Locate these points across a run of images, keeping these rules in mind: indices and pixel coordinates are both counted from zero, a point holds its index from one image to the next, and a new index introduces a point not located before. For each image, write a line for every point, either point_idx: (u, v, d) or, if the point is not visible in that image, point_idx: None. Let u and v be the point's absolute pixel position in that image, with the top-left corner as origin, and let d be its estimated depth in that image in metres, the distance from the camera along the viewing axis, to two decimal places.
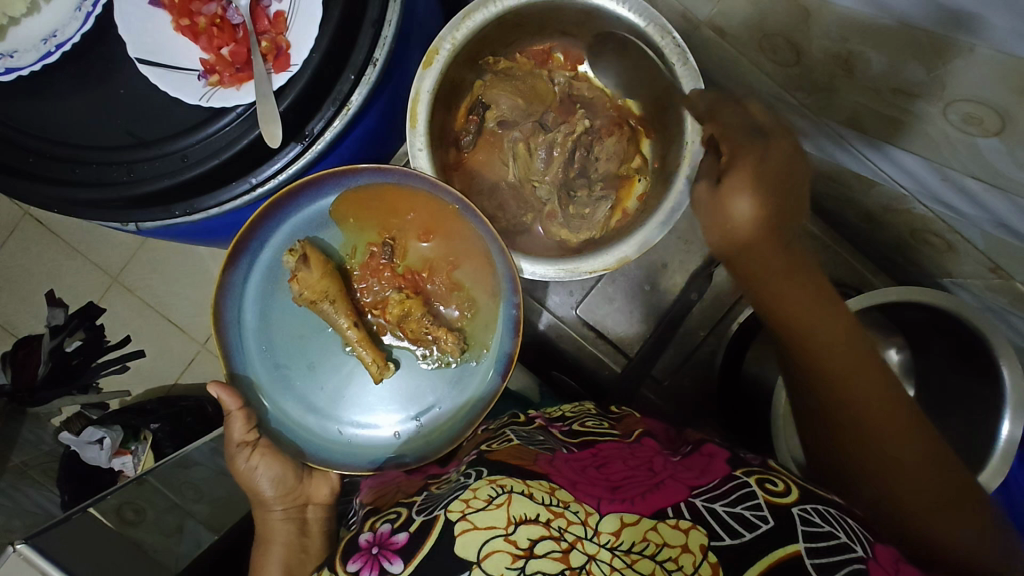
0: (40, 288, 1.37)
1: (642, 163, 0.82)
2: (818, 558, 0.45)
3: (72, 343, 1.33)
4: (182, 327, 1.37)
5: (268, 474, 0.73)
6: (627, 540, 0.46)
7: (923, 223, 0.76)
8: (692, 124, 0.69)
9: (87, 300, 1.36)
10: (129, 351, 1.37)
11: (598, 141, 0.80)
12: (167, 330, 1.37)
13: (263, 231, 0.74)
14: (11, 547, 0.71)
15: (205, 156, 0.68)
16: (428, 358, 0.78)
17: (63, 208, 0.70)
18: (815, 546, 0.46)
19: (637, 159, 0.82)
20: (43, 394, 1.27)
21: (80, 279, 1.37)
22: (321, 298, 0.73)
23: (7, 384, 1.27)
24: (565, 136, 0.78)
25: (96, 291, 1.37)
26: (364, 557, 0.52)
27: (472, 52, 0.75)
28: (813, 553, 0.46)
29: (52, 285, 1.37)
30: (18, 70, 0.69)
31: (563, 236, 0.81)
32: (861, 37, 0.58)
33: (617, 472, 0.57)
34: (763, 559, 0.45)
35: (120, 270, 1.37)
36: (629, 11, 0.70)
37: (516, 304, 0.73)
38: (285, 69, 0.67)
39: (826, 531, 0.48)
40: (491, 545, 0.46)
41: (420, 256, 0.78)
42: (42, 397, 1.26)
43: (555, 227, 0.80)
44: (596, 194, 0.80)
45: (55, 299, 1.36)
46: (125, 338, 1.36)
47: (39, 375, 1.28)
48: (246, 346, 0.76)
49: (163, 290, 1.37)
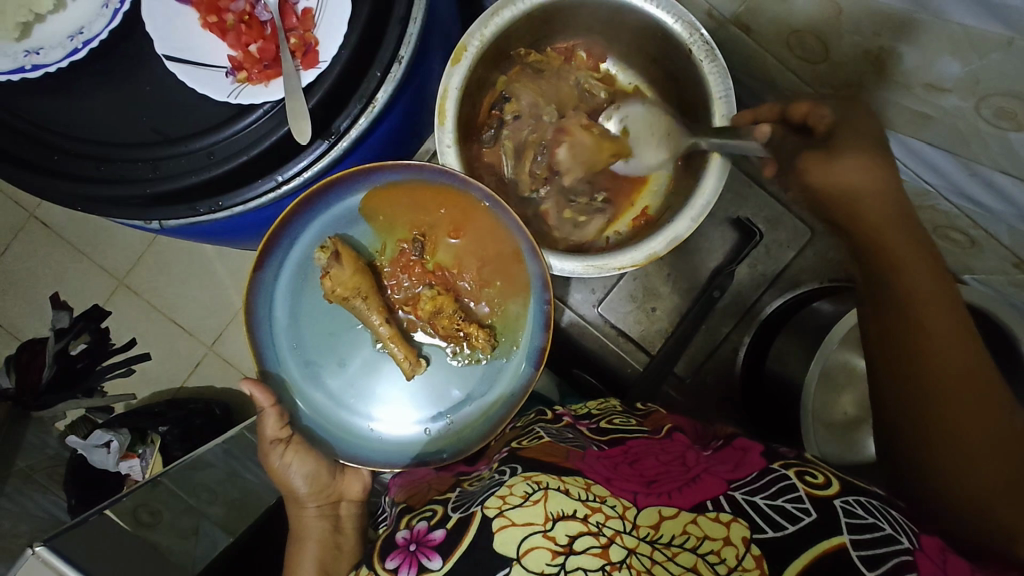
0: (47, 290, 1.37)
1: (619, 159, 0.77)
2: (862, 550, 0.45)
3: (77, 346, 1.33)
4: (191, 330, 1.36)
5: (302, 471, 0.74)
6: (666, 534, 0.47)
7: (946, 219, 0.76)
8: (721, 169, 0.70)
9: (94, 303, 1.36)
10: (135, 355, 1.36)
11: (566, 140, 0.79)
12: (175, 332, 1.36)
13: (294, 228, 0.74)
14: (28, 548, 0.72)
15: (231, 153, 0.68)
16: (458, 355, 0.77)
17: (86, 206, 0.69)
18: (861, 537, 0.46)
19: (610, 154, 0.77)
20: (46, 398, 1.28)
21: (88, 281, 1.36)
22: (352, 294, 0.72)
23: (11, 387, 1.27)
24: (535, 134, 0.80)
25: (104, 293, 1.36)
26: (403, 553, 0.53)
27: (500, 48, 0.75)
28: (858, 544, 0.45)
29: (58, 288, 1.37)
30: (45, 67, 0.68)
31: (557, 238, 0.81)
32: (893, 32, 0.58)
33: (650, 468, 0.57)
34: (808, 551, 0.45)
35: (128, 272, 1.36)
36: (659, 8, 0.70)
37: (547, 301, 0.73)
38: (315, 66, 0.67)
39: (871, 522, 0.47)
40: (530, 541, 0.47)
41: (449, 253, 0.78)
42: (45, 401, 1.28)
43: (551, 228, 0.82)
44: (596, 203, 0.82)
45: (61, 302, 1.36)
46: (131, 341, 1.36)
47: (43, 378, 1.29)
48: (277, 344, 0.76)
49: (172, 293, 1.36)
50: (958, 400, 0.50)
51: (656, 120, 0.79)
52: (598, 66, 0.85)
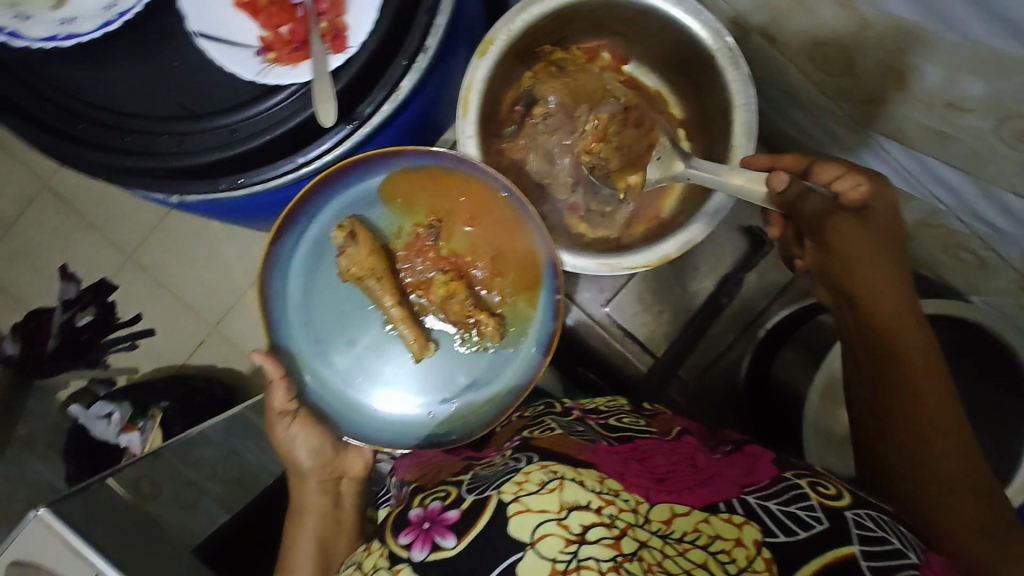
0: (53, 261, 1.39)
1: (637, 182, 0.78)
2: (872, 560, 0.47)
3: (83, 318, 1.37)
4: (193, 307, 1.39)
5: (306, 445, 0.75)
6: (678, 529, 0.49)
7: (957, 238, 0.77)
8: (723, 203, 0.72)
9: (100, 276, 1.39)
10: (140, 330, 1.39)
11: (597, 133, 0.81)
12: (180, 309, 1.39)
13: (313, 205, 0.76)
14: (33, 510, 0.79)
15: (257, 131, 0.69)
16: (467, 342, 0.78)
17: (110, 175, 0.71)
18: (870, 550, 0.48)
19: (632, 177, 0.78)
20: (50, 366, 1.35)
21: (96, 254, 1.39)
22: (366, 274, 0.74)
23: (16, 353, 1.34)
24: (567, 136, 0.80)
25: (110, 267, 1.39)
26: (417, 531, 0.55)
27: (527, 45, 0.75)
28: (868, 554, 0.47)
29: (66, 260, 1.39)
30: (80, 37, 0.68)
31: (581, 229, 0.82)
32: (918, 50, 0.58)
33: (660, 466, 0.58)
34: (819, 556, 0.47)
35: (136, 248, 1.39)
36: (684, 14, 0.70)
37: (557, 291, 0.75)
38: (343, 51, 0.68)
39: (879, 536, 0.49)
40: (543, 528, 0.48)
41: (464, 241, 0.78)
42: (51, 368, 1.35)
43: (576, 219, 0.83)
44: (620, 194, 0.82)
45: (67, 274, 1.39)
46: (136, 316, 1.38)
47: (48, 347, 1.35)
48: (289, 318, 0.77)
49: (177, 271, 1.39)
50: (933, 439, 0.58)
51: (664, 147, 0.75)
52: (621, 67, 0.85)
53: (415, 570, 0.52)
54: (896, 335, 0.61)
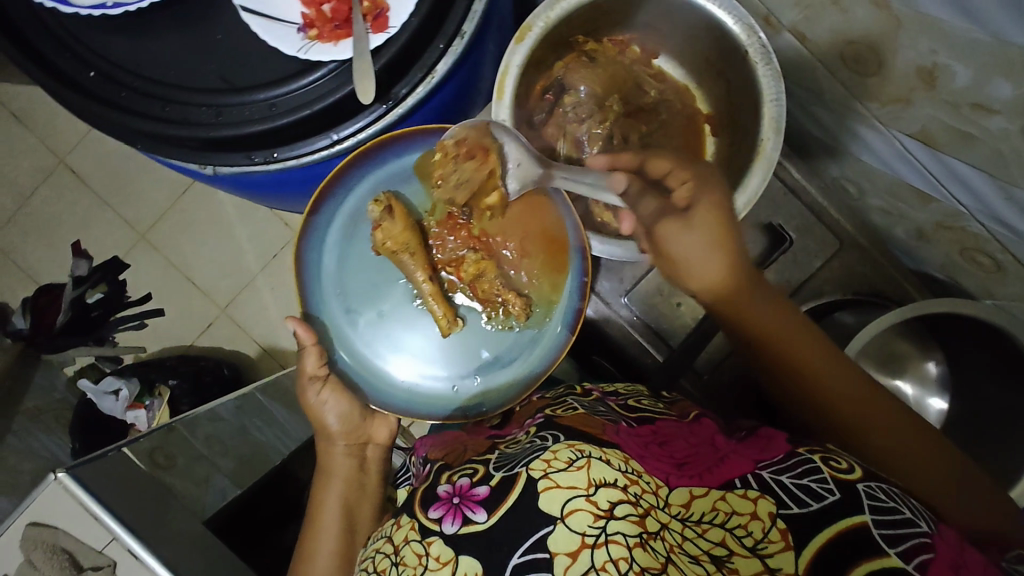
0: (68, 237, 1.42)
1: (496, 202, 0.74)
2: (884, 529, 0.46)
3: (93, 295, 1.39)
4: (204, 289, 1.40)
5: (336, 409, 0.75)
6: (697, 511, 0.50)
7: (975, 241, 0.78)
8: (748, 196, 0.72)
9: (112, 254, 1.41)
10: (148, 310, 1.41)
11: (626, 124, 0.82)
12: (189, 290, 1.41)
13: (349, 180, 0.80)
14: (52, 474, 0.81)
15: (296, 106, 0.70)
16: (493, 321, 0.81)
17: (149, 143, 0.73)
18: (882, 519, 0.47)
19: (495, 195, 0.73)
20: (61, 340, 1.35)
21: (111, 233, 1.41)
22: (401, 249, 0.76)
23: (25, 328, 1.34)
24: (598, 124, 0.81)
25: (123, 246, 1.41)
26: (446, 506, 0.56)
27: (561, 35, 0.77)
28: (880, 523, 0.47)
29: (79, 237, 1.42)
30: (126, 6, 0.70)
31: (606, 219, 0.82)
32: (950, 50, 0.59)
33: (681, 450, 0.59)
34: (829, 527, 0.47)
35: (149, 227, 1.41)
36: (718, 8, 0.71)
37: (585, 275, 0.79)
38: (384, 31, 0.69)
39: (891, 507, 0.49)
40: (572, 504, 0.50)
41: (496, 220, 0.80)
42: (59, 343, 1.34)
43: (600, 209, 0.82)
44: None
45: (80, 250, 1.41)
46: (146, 296, 1.40)
47: (58, 323, 1.35)
48: (323, 290, 0.81)
49: (190, 251, 1.41)
50: (871, 415, 0.60)
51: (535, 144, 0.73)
52: (651, 61, 0.86)
53: (447, 541, 0.53)
54: (792, 347, 0.64)
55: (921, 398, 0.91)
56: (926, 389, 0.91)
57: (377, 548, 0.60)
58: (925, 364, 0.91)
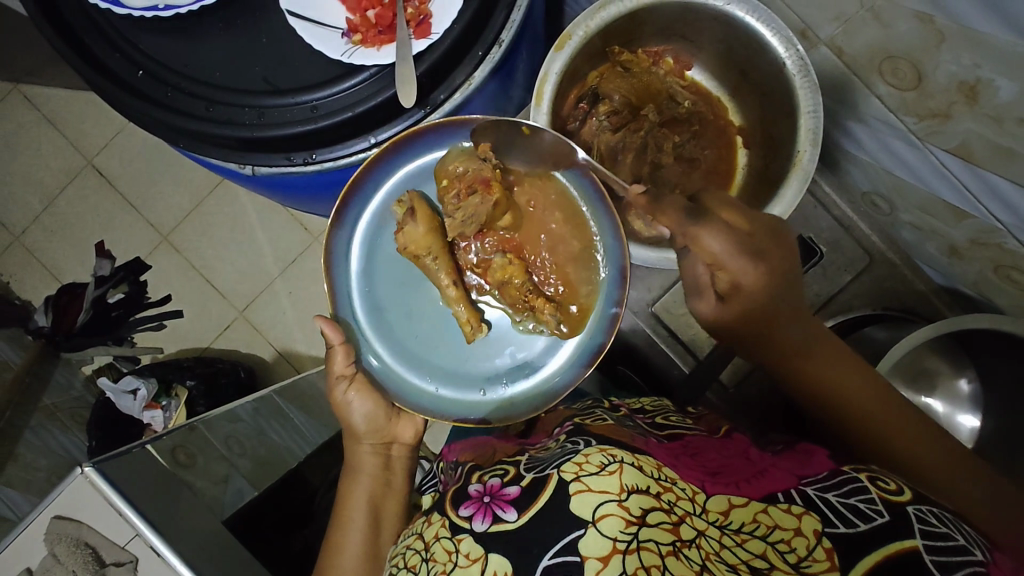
0: (94, 237, 1.44)
1: (507, 220, 0.79)
2: (936, 555, 0.46)
3: (115, 295, 1.39)
4: (224, 292, 1.42)
5: (362, 409, 0.77)
6: (735, 520, 0.49)
7: (1010, 259, 0.77)
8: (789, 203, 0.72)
9: (135, 255, 1.43)
10: (167, 311, 1.42)
11: (660, 135, 0.83)
12: (209, 292, 1.42)
13: (378, 174, 0.80)
14: (79, 467, 0.81)
15: (336, 109, 0.72)
16: (524, 326, 0.81)
17: (191, 142, 0.74)
18: (934, 544, 0.46)
19: (506, 216, 0.79)
20: (80, 340, 1.34)
21: (135, 234, 1.44)
22: (423, 252, 0.77)
23: (47, 325, 1.35)
24: (632, 133, 0.82)
25: (147, 247, 1.43)
26: (477, 504, 0.56)
27: (598, 45, 0.78)
28: (933, 549, 0.46)
29: (103, 237, 1.44)
30: (177, 8, 0.72)
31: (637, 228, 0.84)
32: (994, 64, 0.59)
33: (712, 460, 0.59)
34: (878, 550, 0.46)
35: (172, 230, 1.43)
36: (757, 21, 0.72)
37: (620, 287, 0.79)
38: (427, 37, 0.70)
39: (943, 532, 0.48)
40: (604, 508, 0.48)
41: (526, 221, 0.81)
42: (78, 343, 1.34)
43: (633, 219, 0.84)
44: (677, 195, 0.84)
45: (105, 251, 1.43)
46: (166, 297, 1.42)
47: (79, 321, 1.35)
48: (351, 287, 0.81)
49: (212, 253, 1.42)
50: (890, 422, 0.61)
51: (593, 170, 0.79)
52: (684, 73, 0.87)
53: (476, 539, 0.53)
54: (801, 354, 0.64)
55: (950, 416, 0.89)
56: (957, 405, 0.89)
57: (407, 545, 0.60)
58: (955, 381, 0.89)
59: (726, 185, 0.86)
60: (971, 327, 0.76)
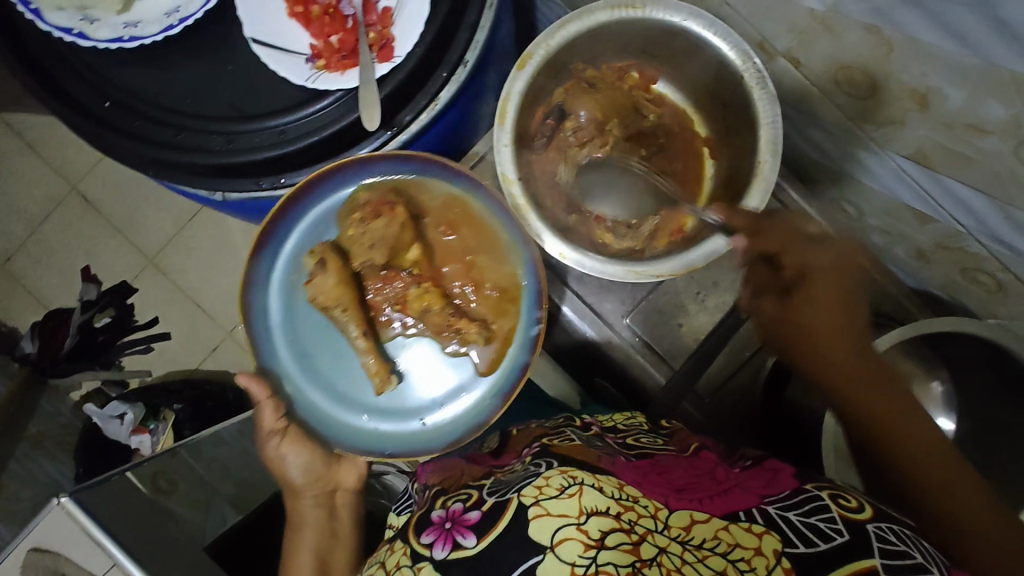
0: (78, 263, 1.44)
1: (418, 255, 0.85)
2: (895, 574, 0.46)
3: (101, 319, 1.40)
4: (210, 314, 1.42)
5: (297, 461, 0.79)
6: (698, 536, 0.49)
7: (974, 260, 0.79)
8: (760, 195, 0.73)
9: (122, 279, 1.43)
10: (155, 333, 1.41)
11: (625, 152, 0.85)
12: (196, 313, 1.42)
13: (287, 223, 0.84)
14: (56, 497, 0.78)
15: (303, 133, 0.73)
16: (452, 350, 0.85)
17: (158, 169, 0.75)
18: (891, 563, 0.47)
19: (413, 249, 0.84)
20: (66, 366, 1.36)
21: (119, 258, 1.44)
22: (334, 304, 0.81)
23: (32, 352, 1.36)
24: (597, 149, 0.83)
25: (132, 271, 1.43)
26: (438, 530, 0.56)
27: (560, 62, 0.79)
28: (891, 567, 0.47)
29: (88, 262, 1.44)
30: (142, 39, 0.73)
31: (605, 238, 0.83)
32: (942, 74, 0.60)
33: (680, 477, 0.60)
34: (842, 568, 0.46)
35: (157, 252, 1.43)
36: (714, 35, 0.73)
37: (538, 318, 0.83)
38: (389, 60, 0.72)
39: (901, 550, 0.49)
40: (563, 532, 0.49)
41: (445, 250, 0.88)
42: (64, 368, 1.36)
43: (601, 230, 0.83)
44: None
45: (89, 275, 1.43)
46: (153, 319, 1.41)
47: (65, 347, 1.36)
48: (275, 340, 0.85)
49: (197, 275, 1.43)
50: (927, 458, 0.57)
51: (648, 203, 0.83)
52: (649, 86, 0.88)
53: (436, 567, 0.53)
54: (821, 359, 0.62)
55: None
56: None
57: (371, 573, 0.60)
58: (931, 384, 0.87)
59: (694, 194, 0.87)
60: (937, 329, 0.79)
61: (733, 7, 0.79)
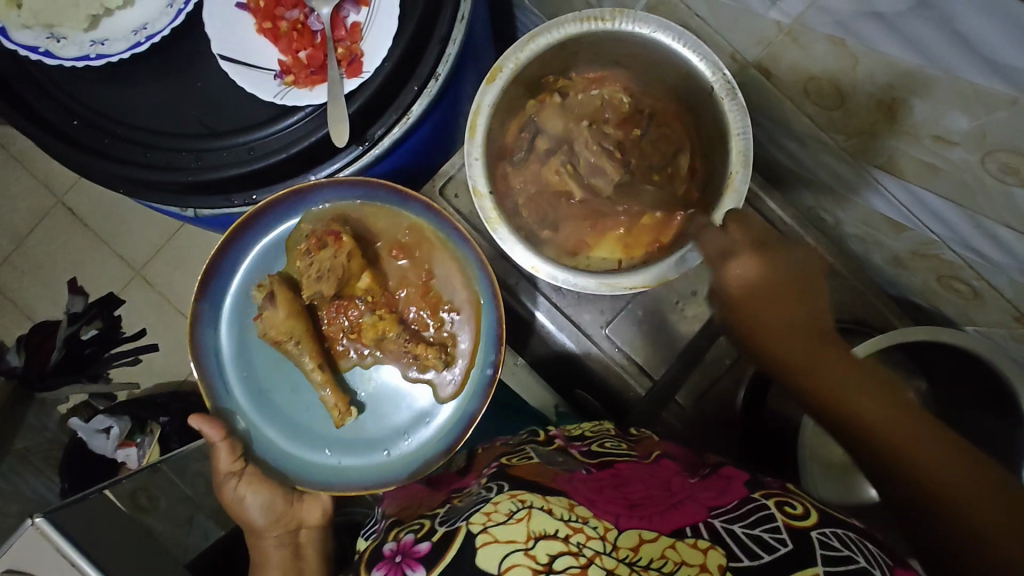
0: (63, 276, 1.43)
1: (369, 282, 0.83)
2: None
3: (88, 331, 1.38)
4: None
5: (256, 501, 0.81)
6: (645, 556, 0.48)
7: (950, 268, 0.78)
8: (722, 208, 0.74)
9: (109, 291, 1.42)
10: (143, 345, 1.40)
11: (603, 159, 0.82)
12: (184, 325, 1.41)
13: (231, 255, 0.84)
14: (29, 519, 0.74)
15: (273, 149, 0.72)
16: (412, 376, 0.85)
17: (128, 187, 0.74)
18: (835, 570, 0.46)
19: (365, 276, 0.83)
20: (53, 380, 1.34)
21: (104, 271, 1.43)
22: (286, 336, 0.82)
23: (19, 366, 1.35)
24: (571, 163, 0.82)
25: (118, 283, 1.42)
26: (387, 565, 0.54)
27: (532, 75, 0.79)
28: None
29: (75, 274, 1.43)
30: (108, 57, 0.73)
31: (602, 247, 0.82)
32: (906, 86, 0.60)
33: (635, 492, 0.59)
34: None
35: (143, 264, 1.43)
36: (684, 47, 0.74)
37: (498, 343, 0.81)
38: (358, 75, 0.71)
39: (846, 555, 0.48)
40: (510, 559, 0.48)
41: (400, 275, 0.87)
42: (52, 382, 1.34)
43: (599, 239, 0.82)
44: None
45: (77, 287, 1.42)
46: (141, 331, 1.40)
47: (51, 361, 1.35)
48: (228, 377, 0.85)
49: (184, 286, 1.42)
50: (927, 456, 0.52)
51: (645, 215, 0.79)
52: None
53: None
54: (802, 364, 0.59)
55: None
56: None
57: None
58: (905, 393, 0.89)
59: None
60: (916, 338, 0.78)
61: (703, 19, 0.79)
